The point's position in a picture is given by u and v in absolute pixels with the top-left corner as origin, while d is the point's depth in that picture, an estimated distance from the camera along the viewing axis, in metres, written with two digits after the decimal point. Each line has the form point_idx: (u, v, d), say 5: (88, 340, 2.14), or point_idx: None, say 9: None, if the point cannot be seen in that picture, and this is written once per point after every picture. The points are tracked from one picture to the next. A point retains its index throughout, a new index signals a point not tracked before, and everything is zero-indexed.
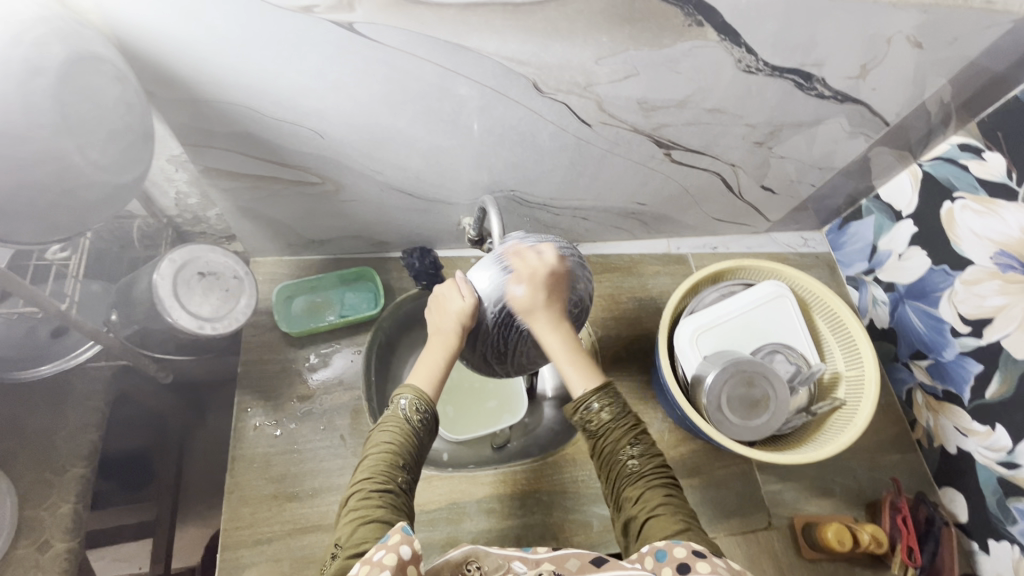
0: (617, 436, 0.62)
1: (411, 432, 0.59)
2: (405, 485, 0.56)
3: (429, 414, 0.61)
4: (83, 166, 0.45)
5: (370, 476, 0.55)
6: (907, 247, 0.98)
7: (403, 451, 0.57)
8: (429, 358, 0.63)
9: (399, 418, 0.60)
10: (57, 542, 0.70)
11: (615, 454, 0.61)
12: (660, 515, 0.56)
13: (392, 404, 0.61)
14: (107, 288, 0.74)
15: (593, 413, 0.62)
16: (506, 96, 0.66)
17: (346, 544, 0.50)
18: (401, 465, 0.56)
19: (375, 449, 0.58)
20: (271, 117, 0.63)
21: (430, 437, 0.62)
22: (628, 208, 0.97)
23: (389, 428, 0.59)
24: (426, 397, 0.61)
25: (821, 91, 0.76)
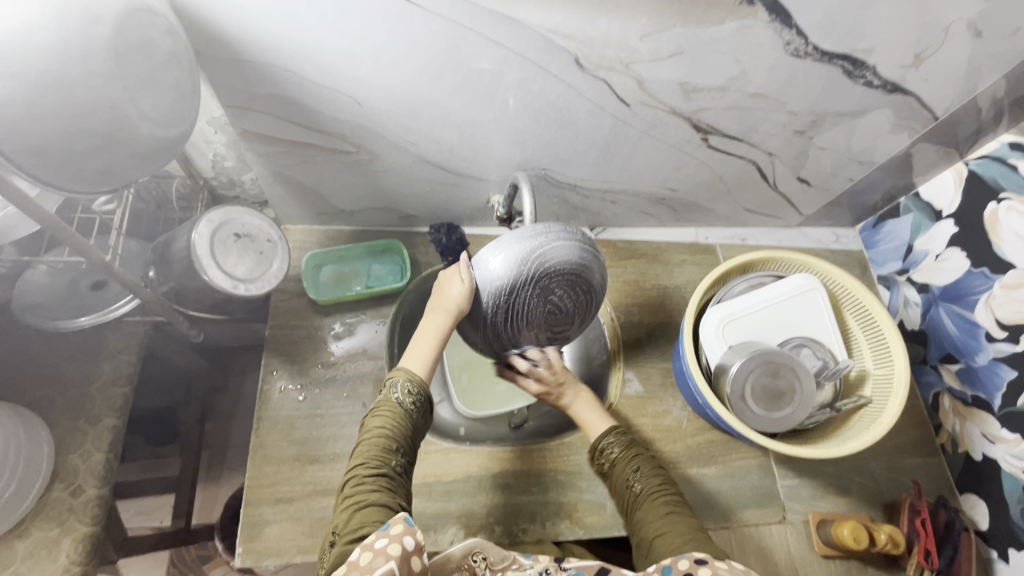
0: (625, 463, 0.70)
1: (405, 415, 0.62)
2: (400, 467, 0.59)
3: (422, 397, 0.64)
4: (134, 117, 0.46)
5: (365, 462, 0.58)
6: (945, 248, 0.95)
7: (396, 434, 0.60)
8: (424, 344, 0.67)
9: (393, 402, 0.62)
10: (89, 489, 0.75)
11: (624, 479, 0.69)
12: (666, 531, 0.61)
13: (387, 388, 0.64)
14: (144, 246, 0.76)
15: (604, 453, 0.72)
16: (546, 70, 0.65)
17: (343, 530, 0.52)
18: (394, 449, 0.59)
19: (370, 435, 0.60)
20: (312, 82, 0.63)
21: (425, 419, 0.65)
22: (659, 193, 0.95)
23: (383, 413, 0.62)
24: (418, 379, 0.64)
25: (870, 80, 0.74)
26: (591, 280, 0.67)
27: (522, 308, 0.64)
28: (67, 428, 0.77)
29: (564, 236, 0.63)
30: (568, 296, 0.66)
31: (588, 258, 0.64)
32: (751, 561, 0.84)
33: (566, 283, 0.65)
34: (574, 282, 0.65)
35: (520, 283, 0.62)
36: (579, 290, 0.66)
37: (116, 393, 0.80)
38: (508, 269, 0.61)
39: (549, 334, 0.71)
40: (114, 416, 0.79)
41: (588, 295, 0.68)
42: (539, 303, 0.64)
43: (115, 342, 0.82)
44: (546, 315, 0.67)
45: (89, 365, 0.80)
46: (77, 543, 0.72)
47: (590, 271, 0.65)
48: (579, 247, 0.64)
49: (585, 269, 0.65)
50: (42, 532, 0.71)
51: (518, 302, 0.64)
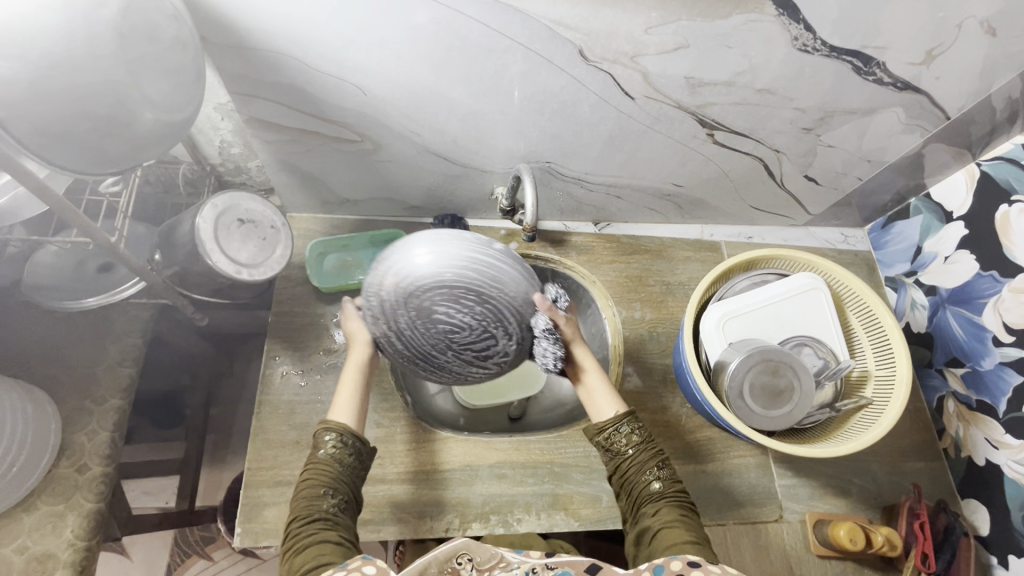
0: (643, 458, 0.68)
1: (330, 461, 0.63)
2: (334, 508, 0.60)
3: (346, 440, 0.64)
4: (141, 101, 0.47)
5: (295, 514, 0.58)
6: (955, 250, 0.94)
7: (325, 479, 0.61)
8: (346, 394, 0.67)
9: (318, 456, 0.63)
10: (94, 466, 0.76)
11: (639, 475, 0.67)
12: (674, 526, 0.61)
13: (314, 443, 0.65)
14: (151, 230, 0.77)
15: (616, 439, 0.70)
16: (550, 61, 0.65)
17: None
18: (324, 493, 0.60)
19: (300, 490, 0.61)
20: (317, 70, 0.63)
21: (358, 460, 0.65)
22: (664, 189, 0.95)
23: (310, 468, 0.63)
24: (344, 427, 0.65)
25: (880, 77, 0.73)
26: (482, 285, 0.56)
27: (408, 336, 0.58)
28: (75, 407, 0.78)
29: (432, 244, 0.57)
30: (461, 310, 0.56)
31: (450, 260, 0.56)
32: (746, 560, 0.84)
33: (449, 294, 0.56)
34: (455, 290, 0.56)
35: (392, 305, 0.57)
36: (472, 301, 0.56)
37: (121, 374, 0.81)
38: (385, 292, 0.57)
39: (477, 360, 0.60)
40: (119, 396, 0.80)
41: (488, 305, 0.57)
42: (423, 326, 0.57)
43: (122, 323, 0.84)
44: (450, 339, 0.58)
45: (96, 346, 0.82)
46: (82, 519, 0.74)
47: (470, 275, 0.56)
48: (438, 251, 0.56)
49: (464, 273, 0.56)
50: (48, 506, 0.73)
51: (401, 330, 0.58)
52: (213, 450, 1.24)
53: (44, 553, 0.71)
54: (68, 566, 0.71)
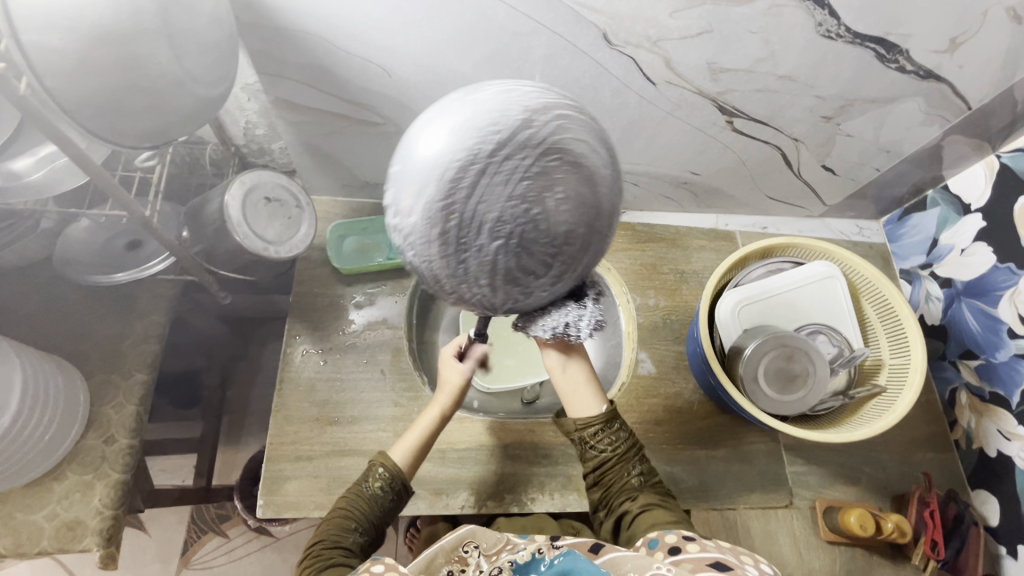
0: (626, 455, 0.70)
1: (371, 497, 0.67)
2: (358, 545, 0.63)
3: (393, 484, 0.68)
4: (183, 76, 0.48)
5: (322, 538, 0.62)
6: (972, 242, 0.94)
7: (358, 514, 0.65)
8: (413, 437, 0.72)
9: (361, 486, 0.68)
10: (121, 438, 0.78)
11: (622, 470, 0.69)
12: (654, 510, 0.64)
13: (364, 474, 0.69)
14: (178, 209, 0.79)
15: (598, 441, 0.70)
16: (574, 45, 0.65)
17: None
18: (352, 527, 0.64)
19: (332, 516, 0.65)
20: (344, 51, 0.64)
21: (396, 504, 0.69)
22: (681, 177, 0.95)
23: (349, 496, 0.67)
24: (395, 469, 0.69)
25: (902, 65, 0.73)
26: (581, 164, 0.34)
27: (468, 252, 0.35)
28: (102, 380, 0.81)
29: (497, 89, 0.35)
30: (570, 223, 0.34)
31: (500, 127, 0.33)
32: (755, 544, 0.85)
33: (573, 198, 0.34)
34: (546, 169, 0.33)
35: (488, 142, 0.33)
36: (585, 220, 0.35)
37: (146, 350, 0.83)
38: (440, 153, 0.33)
39: (511, 275, 0.36)
40: (144, 371, 0.82)
41: (591, 192, 0.35)
42: (488, 234, 0.34)
43: (147, 301, 0.85)
44: (524, 231, 0.34)
45: (122, 322, 0.84)
46: (110, 488, 0.76)
47: (537, 138, 0.33)
48: (479, 119, 0.33)
49: (598, 177, 0.35)
50: (77, 476, 0.75)
51: (459, 248, 0.35)
52: (230, 429, 1.28)
53: (74, 520, 0.73)
54: (97, 533, 0.73)
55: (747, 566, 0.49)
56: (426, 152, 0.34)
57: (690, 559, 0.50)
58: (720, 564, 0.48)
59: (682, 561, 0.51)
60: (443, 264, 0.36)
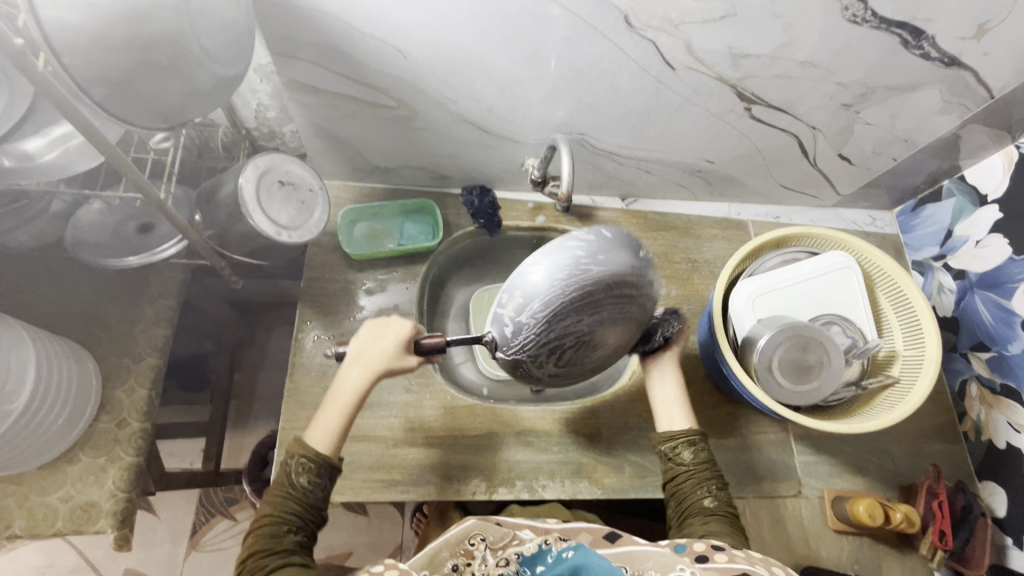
0: (703, 474, 0.70)
1: (298, 495, 0.63)
2: (296, 542, 0.61)
3: (318, 472, 0.64)
4: (198, 53, 0.47)
5: (253, 548, 0.59)
6: (987, 234, 0.93)
7: (288, 515, 0.62)
8: (333, 415, 0.67)
9: (285, 486, 0.63)
10: (133, 422, 0.79)
11: (695, 488, 0.69)
12: (720, 537, 0.63)
13: (282, 471, 0.65)
14: (188, 192, 0.78)
15: (680, 452, 0.71)
16: (594, 27, 0.64)
17: None
18: (285, 529, 0.61)
19: (260, 521, 0.62)
20: (360, 31, 0.63)
21: (326, 488, 0.66)
22: (695, 164, 0.94)
23: (274, 498, 0.63)
24: (316, 458, 0.65)
25: (927, 51, 0.71)
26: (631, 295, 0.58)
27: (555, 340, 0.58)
28: (113, 363, 0.80)
29: (591, 245, 0.56)
30: (610, 331, 0.61)
31: (593, 272, 0.55)
32: (764, 533, 0.85)
33: (621, 313, 0.59)
34: (611, 299, 0.57)
35: (590, 277, 0.55)
36: (624, 324, 0.61)
37: (157, 334, 0.83)
38: (552, 284, 0.56)
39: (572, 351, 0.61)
40: (155, 355, 0.82)
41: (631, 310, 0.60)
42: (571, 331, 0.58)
43: (157, 285, 0.85)
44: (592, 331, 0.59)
45: (133, 306, 0.83)
46: (123, 471, 0.76)
47: (611, 282, 0.56)
48: (580, 266, 0.55)
49: (639, 302, 0.60)
50: (90, 458, 0.76)
51: (551, 336, 0.58)
52: (237, 414, 1.28)
53: (87, 502, 0.74)
54: (111, 515, 0.74)
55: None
56: (543, 273, 0.56)
57: (718, 569, 0.50)
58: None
59: (709, 568, 0.50)
60: (537, 341, 0.58)
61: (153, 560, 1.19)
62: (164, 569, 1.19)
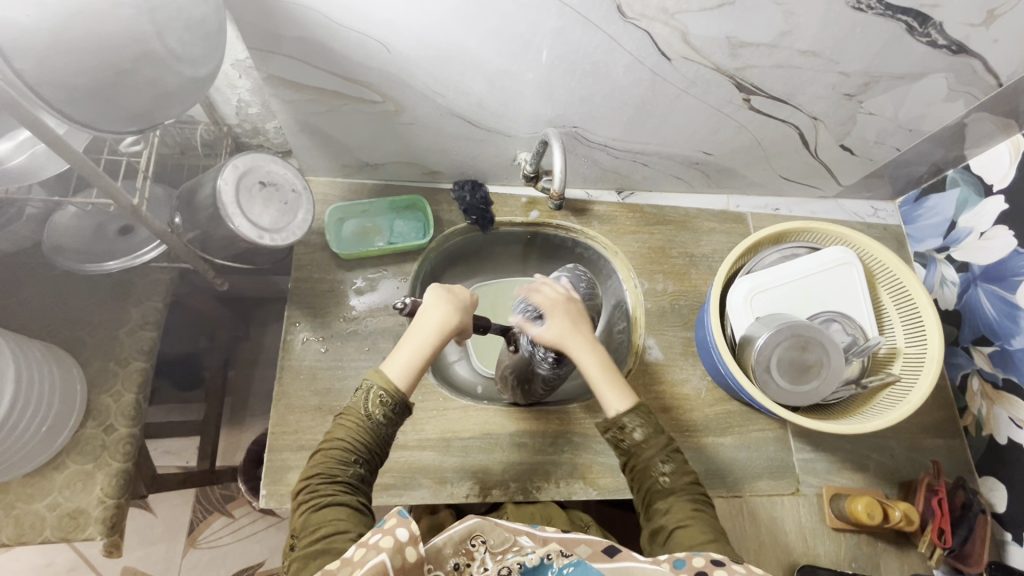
0: (654, 451, 0.65)
1: (370, 427, 0.60)
2: (358, 477, 0.59)
3: (393, 408, 0.61)
4: (163, 53, 0.45)
5: (316, 472, 0.58)
6: (992, 225, 0.91)
7: (356, 447, 0.59)
8: (410, 353, 0.64)
9: (361, 412, 0.61)
10: (121, 427, 0.77)
11: (648, 469, 0.64)
12: (688, 526, 0.59)
13: (359, 393, 0.62)
14: (170, 192, 0.76)
15: (627, 432, 0.66)
16: (586, 17, 0.61)
17: (302, 537, 0.54)
18: (351, 460, 0.59)
19: (332, 443, 0.60)
20: (340, 24, 0.60)
21: (395, 427, 0.63)
22: (693, 157, 0.92)
23: (348, 423, 0.60)
24: (393, 391, 0.61)
25: (934, 39, 0.68)
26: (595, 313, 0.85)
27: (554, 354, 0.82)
28: (98, 368, 0.79)
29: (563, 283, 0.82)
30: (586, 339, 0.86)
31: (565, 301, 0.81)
32: (761, 531, 0.84)
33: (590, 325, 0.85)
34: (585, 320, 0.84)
35: None
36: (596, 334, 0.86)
37: (144, 337, 0.81)
38: None
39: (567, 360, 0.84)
40: (142, 359, 0.81)
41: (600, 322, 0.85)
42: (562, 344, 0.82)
43: (142, 287, 0.83)
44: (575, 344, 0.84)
45: (117, 309, 0.81)
46: (111, 478, 0.75)
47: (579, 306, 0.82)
48: None
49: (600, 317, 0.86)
50: (77, 465, 0.75)
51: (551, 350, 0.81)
52: (232, 412, 1.27)
53: (76, 510, 0.73)
54: (100, 522, 0.73)
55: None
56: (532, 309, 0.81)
57: None
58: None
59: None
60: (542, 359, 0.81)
61: (151, 558, 1.19)
62: (161, 567, 1.19)
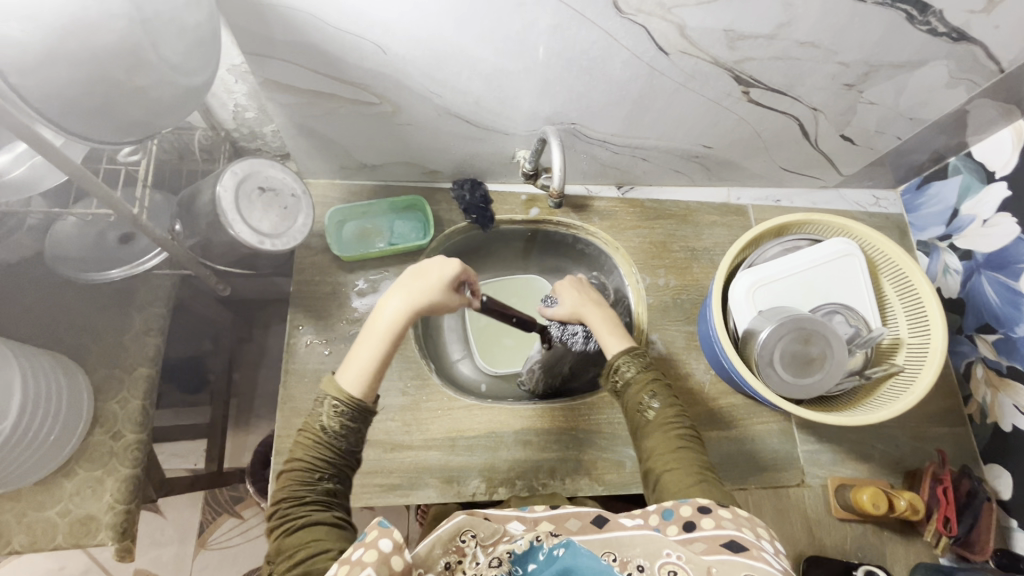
0: (641, 388, 0.70)
1: (330, 441, 0.60)
2: (328, 491, 0.59)
3: (350, 416, 0.61)
4: (157, 64, 0.45)
5: (284, 496, 0.57)
6: (995, 213, 0.90)
7: (318, 463, 0.59)
8: (365, 355, 0.65)
9: (318, 428, 0.61)
10: (128, 433, 0.78)
11: (637, 409, 0.69)
12: (675, 469, 0.62)
13: (316, 410, 0.62)
14: (169, 199, 0.76)
15: (620, 373, 0.72)
16: (581, 14, 0.60)
17: (279, 560, 0.54)
18: (316, 477, 0.59)
19: (294, 464, 0.59)
20: (335, 27, 0.59)
21: (359, 436, 0.63)
22: (693, 150, 0.91)
23: (306, 442, 0.60)
24: (349, 401, 0.61)
25: (934, 27, 0.68)
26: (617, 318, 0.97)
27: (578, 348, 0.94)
28: (104, 376, 0.79)
29: None
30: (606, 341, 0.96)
31: None
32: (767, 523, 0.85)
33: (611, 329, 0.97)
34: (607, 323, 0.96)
35: None
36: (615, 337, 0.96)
37: (148, 343, 0.82)
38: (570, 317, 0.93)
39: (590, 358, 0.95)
40: (147, 365, 0.81)
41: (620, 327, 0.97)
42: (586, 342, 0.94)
43: (144, 293, 0.83)
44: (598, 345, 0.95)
45: (121, 315, 0.82)
46: (120, 483, 0.75)
47: None
48: None
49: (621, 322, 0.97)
50: (86, 472, 0.75)
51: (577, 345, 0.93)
52: (238, 414, 1.28)
53: (86, 516, 0.73)
54: (110, 528, 0.74)
55: (761, 543, 0.49)
56: None
57: (705, 539, 0.50)
58: (734, 543, 0.48)
59: (696, 539, 0.50)
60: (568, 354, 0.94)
61: (162, 559, 1.21)
62: (173, 568, 1.20)
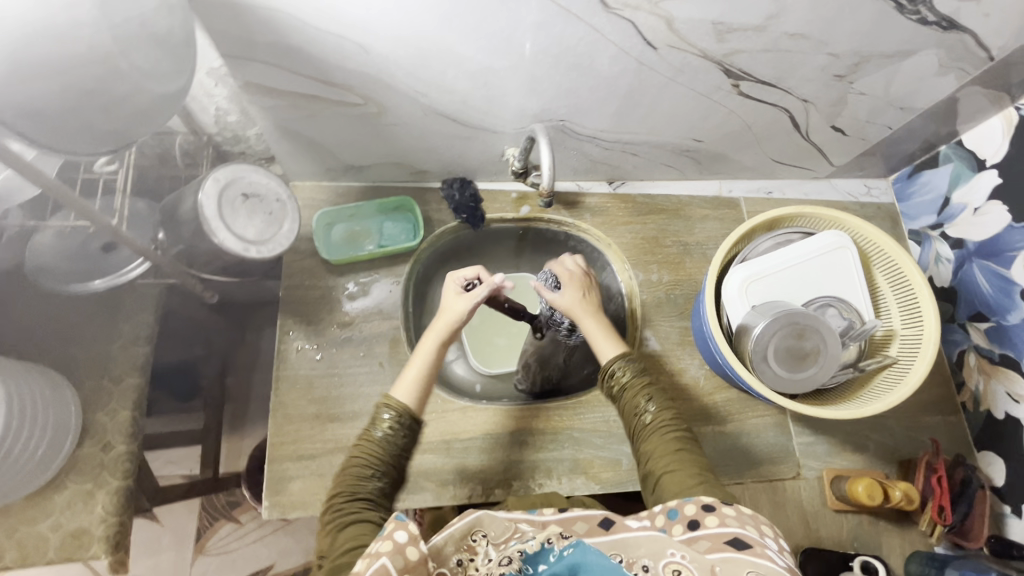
0: (637, 392, 0.69)
1: (384, 443, 0.62)
2: (377, 491, 0.60)
3: (403, 423, 0.63)
4: (129, 71, 0.44)
5: (340, 490, 0.59)
6: (986, 201, 0.90)
7: (371, 463, 0.61)
8: (414, 371, 0.67)
9: (374, 431, 0.63)
10: (119, 444, 0.77)
11: (634, 412, 0.69)
12: (674, 472, 0.62)
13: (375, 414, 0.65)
14: (152, 207, 0.74)
15: (615, 377, 0.71)
16: (567, 10, 0.59)
17: (329, 554, 0.54)
18: (370, 475, 0.60)
19: (351, 464, 0.62)
20: (316, 29, 0.58)
21: (411, 443, 0.65)
22: (684, 144, 0.90)
23: (363, 442, 0.63)
24: (405, 409, 0.64)
25: (923, 16, 0.67)
26: None
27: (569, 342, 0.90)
28: (91, 387, 0.78)
29: None
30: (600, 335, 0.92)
31: None
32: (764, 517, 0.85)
33: None
34: None
35: None
36: None
37: (136, 352, 0.80)
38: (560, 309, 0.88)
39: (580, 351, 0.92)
40: (136, 375, 0.80)
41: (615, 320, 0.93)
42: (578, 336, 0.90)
43: (130, 302, 0.82)
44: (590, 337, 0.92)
45: (107, 326, 0.80)
46: (112, 496, 0.75)
47: None
48: None
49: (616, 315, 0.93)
50: (76, 485, 0.74)
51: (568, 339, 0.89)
52: (232, 418, 1.27)
53: (78, 529, 0.73)
54: (103, 541, 0.73)
55: (764, 540, 0.48)
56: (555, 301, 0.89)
57: (709, 537, 0.50)
58: (738, 541, 0.48)
59: (700, 537, 0.51)
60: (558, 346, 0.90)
61: (159, 566, 1.20)
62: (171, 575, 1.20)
